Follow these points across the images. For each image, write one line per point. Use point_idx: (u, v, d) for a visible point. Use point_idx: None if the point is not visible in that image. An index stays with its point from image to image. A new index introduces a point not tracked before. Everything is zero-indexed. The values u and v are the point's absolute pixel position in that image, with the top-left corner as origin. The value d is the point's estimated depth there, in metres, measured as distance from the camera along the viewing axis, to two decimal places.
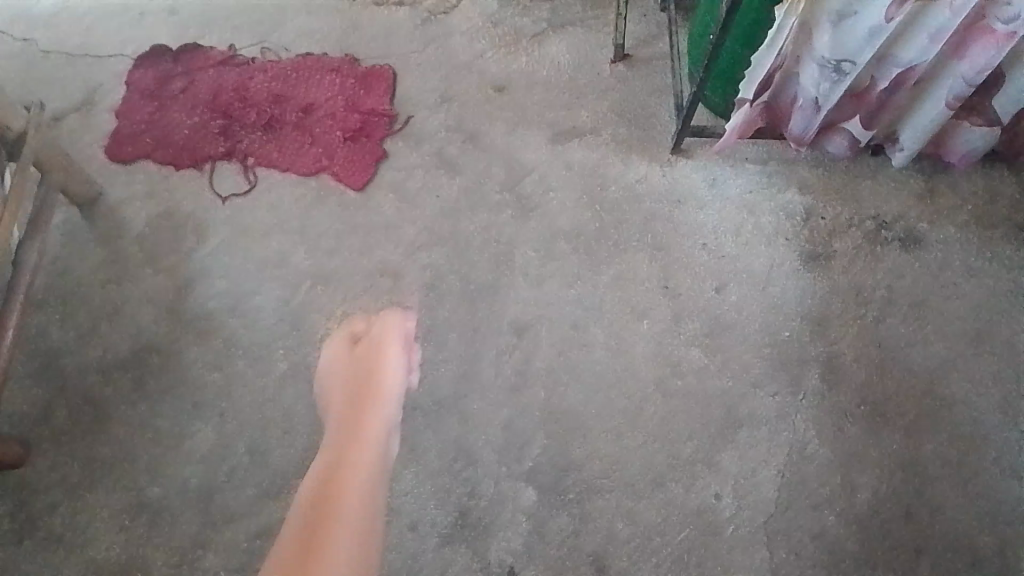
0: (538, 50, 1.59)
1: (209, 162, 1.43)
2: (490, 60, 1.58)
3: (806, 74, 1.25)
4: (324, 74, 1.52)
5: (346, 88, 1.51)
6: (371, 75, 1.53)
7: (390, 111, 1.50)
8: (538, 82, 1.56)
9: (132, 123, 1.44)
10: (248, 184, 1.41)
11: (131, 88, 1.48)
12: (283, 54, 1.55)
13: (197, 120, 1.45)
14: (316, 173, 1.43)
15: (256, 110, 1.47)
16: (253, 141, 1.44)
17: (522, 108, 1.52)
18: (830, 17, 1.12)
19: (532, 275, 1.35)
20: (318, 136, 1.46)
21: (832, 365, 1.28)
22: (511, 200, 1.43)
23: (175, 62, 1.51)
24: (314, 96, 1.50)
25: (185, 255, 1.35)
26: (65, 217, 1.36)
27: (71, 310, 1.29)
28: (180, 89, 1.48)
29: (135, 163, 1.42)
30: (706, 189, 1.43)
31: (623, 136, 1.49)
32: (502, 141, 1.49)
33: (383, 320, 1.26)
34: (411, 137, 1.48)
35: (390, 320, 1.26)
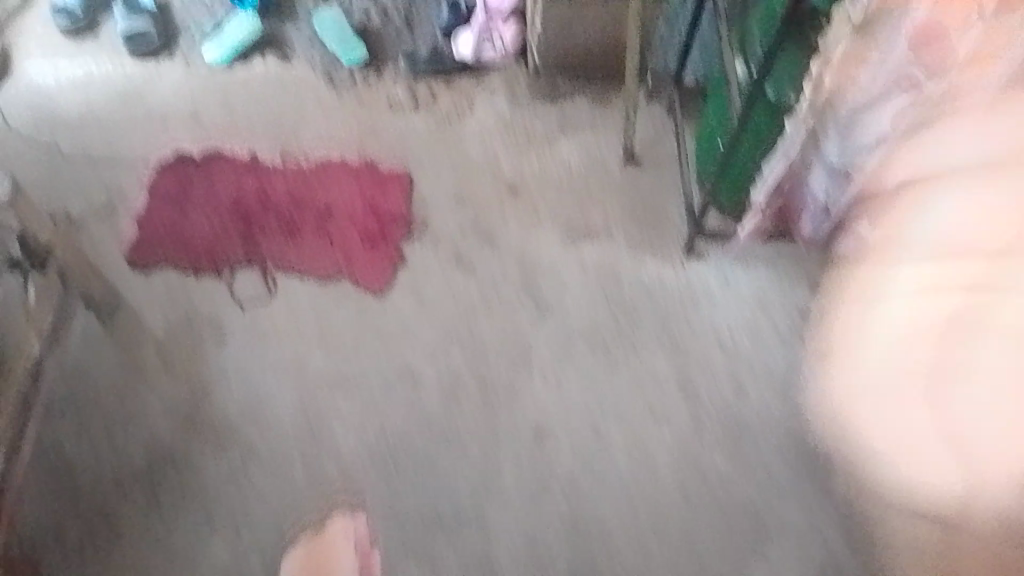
0: (550, 152, 1.63)
1: (229, 267, 1.45)
2: (503, 161, 1.62)
3: (816, 181, 1.29)
4: (343, 179, 1.57)
5: (365, 193, 1.55)
6: (389, 179, 1.57)
7: (407, 214, 1.53)
8: (550, 182, 1.59)
9: (153, 229, 1.47)
10: (267, 289, 1.43)
11: (152, 195, 1.51)
12: (304, 159, 1.59)
13: (218, 224, 1.48)
14: (335, 277, 1.45)
15: (276, 215, 1.50)
16: (273, 245, 1.47)
17: (536, 208, 1.55)
18: (838, 123, 1.18)
19: (550, 379, 1.36)
20: (338, 241, 1.49)
21: (852, 470, 1.28)
22: (526, 300, 1.44)
23: (197, 168, 1.55)
24: (334, 200, 1.54)
25: (203, 362, 1.36)
26: (85, 325, 1.38)
27: (86, 419, 1.29)
28: (201, 195, 1.51)
29: (155, 268, 1.44)
30: (719, 289, 1.45)
31: (634, 236, 1.51)
32: (517, 242, 1.51)
33: (341, 532, 1.23)
34: (428, 239, 1.51)
35: (353, 533, 1.23)
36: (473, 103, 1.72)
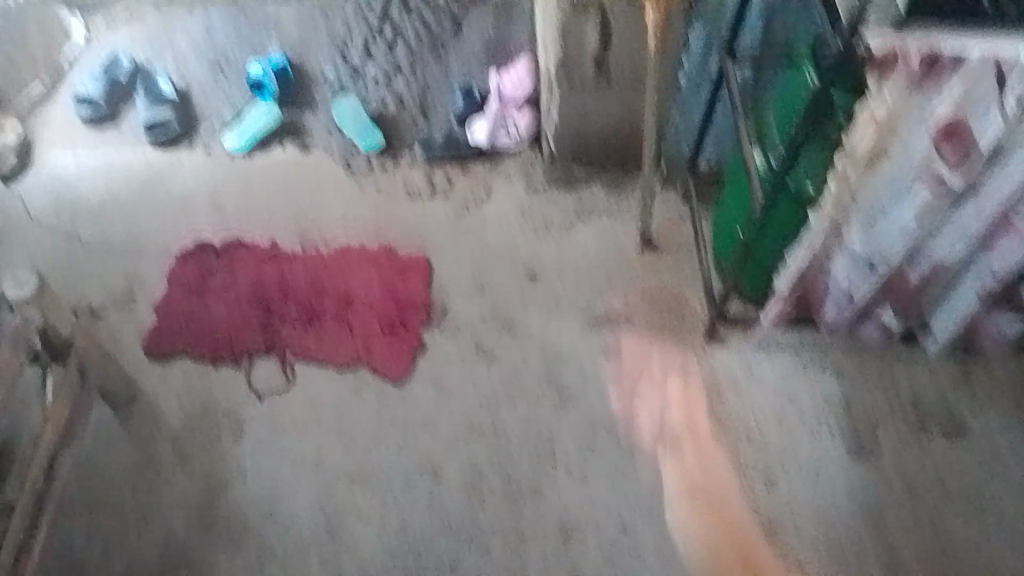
0: (568, 238, 1.65)
1: (247, 356, 1.44)
2: (522, 248, 1.62)
3: (839, 272, 1.28)
4: (362, 266, 1.56)
5: (383, 280, 1.54)
6: (408, 266, 1.57)
7: (426, 301, 1.52)
8: (569, 269, 1.59)
9: (171, 318, 1.47)
10: (286, 380, 1.42)
11: (172, 284, 1.52)
12: (323, 247, 1.60)
13: (237, 314, 1.48)
14: (354, 367, 1.44)
15: (295, 304, 1.50)
16: (292, 335, 1.46)
17: (555, 296, 1.55)
18: (861, 217, 1.17)
19: (574, 472, 1.33)
20: (356, 329, 1.48)
21: (892, 568, 1.24)
22: (548, 389, 1.42)
23: (218, 257, 1.56)
24: (353, 288, 1.53)
25: (219, 456, 1.33)
26: (100, 418, 1.35)
27: (99, 517, 1.26)
28: (221, 284, 1.52)
29: (172, 358, 1.43)
30: (744, 378, 1.43)
31: (656, 322, 1.50)
32: (538, 330, 1.50)
33: None
34: (448, 328, 1.50)
35: None
36: (490, 189, 1.74)
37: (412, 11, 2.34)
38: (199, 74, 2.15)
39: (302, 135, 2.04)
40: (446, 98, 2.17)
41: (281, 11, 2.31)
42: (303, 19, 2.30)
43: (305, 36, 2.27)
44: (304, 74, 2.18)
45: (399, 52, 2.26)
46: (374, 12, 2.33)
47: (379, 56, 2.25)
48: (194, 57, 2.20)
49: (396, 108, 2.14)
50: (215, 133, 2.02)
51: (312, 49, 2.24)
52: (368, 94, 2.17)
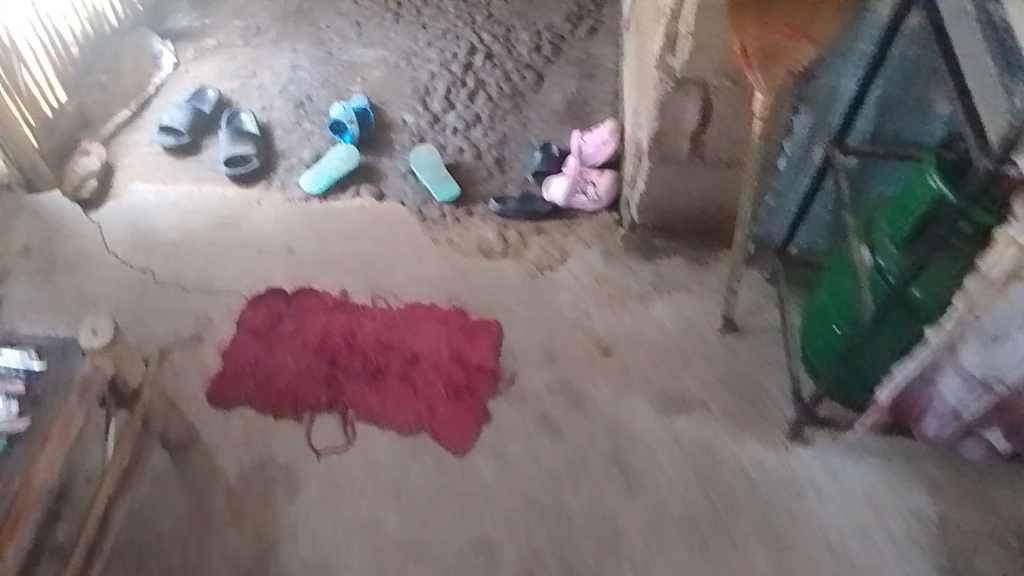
0: (644, 311, 1.56)
1: (309, 411, 1.40)
2: (596, 317, 1.55)
3: (947, 386, 1.19)
4: (432, 325, 1.52)
5: (453, 341, 1.49)
6: (478, 328, 1.52)
7: (495, 368, 1.46)
8: (641, 345, 1.50)
9: (238, 364, 1.44)
10: (345, 439, 1.37)
11: (241, 327, 1.50)
12: (394, 302, 1.57)
13: (303, 364, 1.44)
14: (416, 431, 1.38)
15: (362, 359, 1.46)
16: (356, 391, 1.42)
17: (629, 370, 1.47)
18: (981, 334, 1.08)
19: (640, 568, 1.25)
20: (422, 391, 1.42)
21: None
22: (616, 474, 1.34)
23: (289, 303, 1.53)
24: (421, 347, 1.48)
25: (272, 512, 1.28)
26: (156, 462, 1.33)
27: (146, 568, 1.22)
28: (289, 331, 1.49)
29: (235, 407, 1.40)
30: (828, 482, 1.33)
31: (735, 411, 1.41)
32: (609, 408, 1.42)
33: None
34: (514, 398, 1.43)
35: None
36: (566, 253, 1.69)
37: (495, 64, 2.35)
38: (282, 112, 2.17)
39: (377, 180, 2.03)
40: (523, 153, 2.14)
41: (367, 56, 2.35)
42: (388, 65, 2.33)
43: (387, 81, 2.28)
44: (384, 119, 2.18)
45: (479, 102, 2.25)
46: (457, 63, 2.34)
47: (460, 104, 2.24)
48: (278, 94, 2.22)
49: (473, 158, 2.12)
50: (293, 171, 2.02)
51: (394, 95, 2.25)
52: (446, 142, 2.15)
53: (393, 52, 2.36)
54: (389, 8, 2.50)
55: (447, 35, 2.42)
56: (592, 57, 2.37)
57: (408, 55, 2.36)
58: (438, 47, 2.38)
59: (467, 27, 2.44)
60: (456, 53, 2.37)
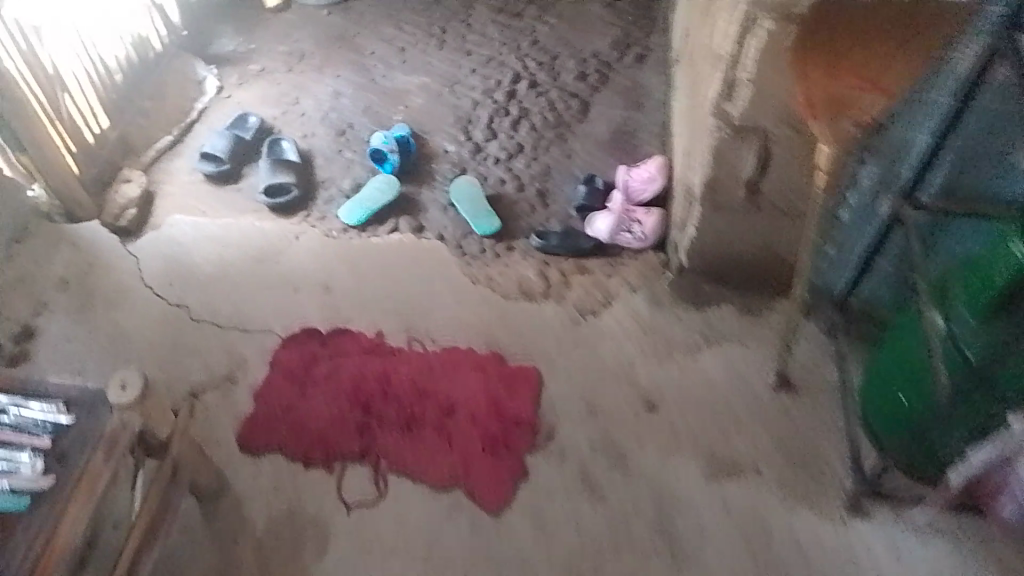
0: (692, 364, 1.50)
1: (341, 460, 1.35)
2: (640, 370, 1.49)
3: None
4: (469, 372, 1.46)
5: (490, 390, 1.43)
6: (517, 377, 1.46)
7: (533, 421, 1.40)
8: (691, 401, 1.44)
9: (269, 408, 1.40)
10: (376, 492, 1.32)
11: (275, 369, 1.46)
12: (430, 346, 1.52)
13: (335, 410, 1.40)
14: (449, 487, 1.32)
15: (396, 406, 1.41)
16: (388, 441, 1.37)
17: (675, 430, 1.40)
18: None
19: None
20: (457, 443, 1.36)
21: None
22: (660, 543, 1.27)
23: (324, 344, 1.49)
24: (456, 395, 1.43)
25: (301, 569, 1.24)
26: (185, 512, 1.29)
27: None
28: (323, 375, 1.44)
29: (265, 453, 1.36)
30: (889, 561, 1.24)
31: (788, 478, 1.34)
32: (653, 470, 1.35)
33: None
34: (553, 455, 1.37)
35: None
36: (609, 296, 1.63)
37: (539, 93, 2.30)
38: (323, 139, 2.15)
39: (417, 212, 1.99)
40: (566, 186, 2.08)
41: (409, 83, 2.32)
42: (431, 93, 2.30)
43: (430, 109, 2.25)
44: (426, 148, 2.15)
45: (522, 132, 2.20)
46: (500, 91, 2.30)
47: (502, 134, 2.20)
48: (320, 121, 2.20)
49: (514, 190, 2.07)
50: (332, 201, 1.99)
51: (436, 123, 2.22)
52: (488, 173, 2.10)
53: (436, 80, 2.33)
54: (433, 34, 2.48)
55: (491, 62, 2.38)
56: (639, 86, 2.31)
57: (451, 82, 2.33)
58: (481, 75, 2.35)
59: (512, 54, 2.40)
60: (499, 81, 2.33)
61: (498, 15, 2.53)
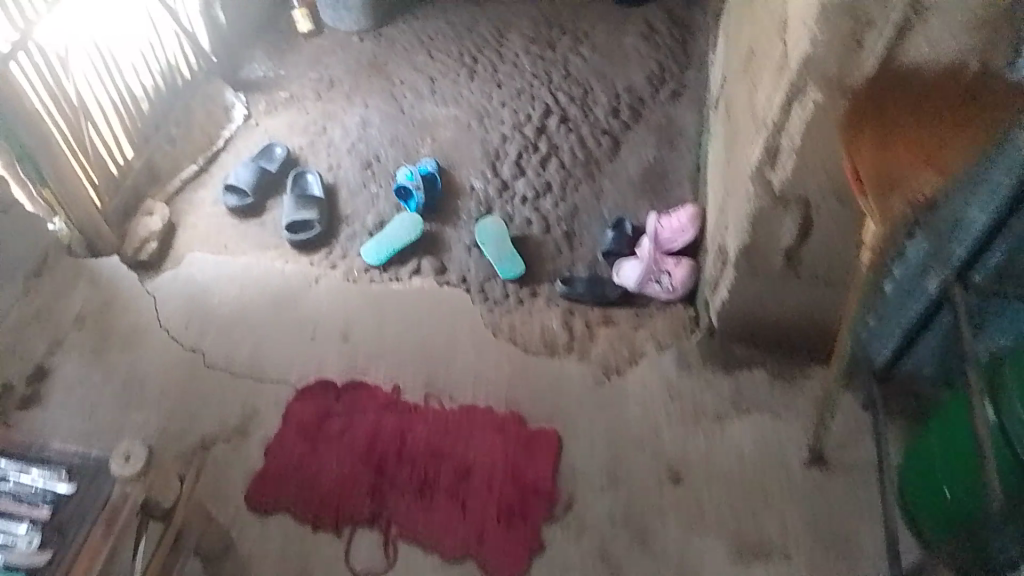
0: (721, 434, 1.43)
1: (350, 524, 1.31)
2: (666, 438, 1.42)
3: None
4: (487, 434, 1.41)
5: (508, 455, 1.38)
6: (537, 441, 1.40)
7: (552, 490, 1.35)
8: (718, 474, 1.37)
9: (280, 465, 1.36)
10: (386, 560, 1.27)
11: (287, 422, 1.42)
12: (448, 403, 1.47)
13: (348, 471, 1.35)
14: (462, 558, 1.27)
15: (410, 469, 1.36)
16: (401, 506, 1.32)
17: (700, 506, 1.33)
18: None
19: None
20: (472, 511, 1.31)
21: None
22: None
23: (339, 398, 1.45)
24: (473, 459, 1.38)
25: None
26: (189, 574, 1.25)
27: None
28: (337, 431, 1.40)
29: (274, 513, 1.32)
30: None
31: (819, 566, 1.26)
32: (676, 549, 1.29)
33: None
34: (572, 528, 1.31)
35: None
36: (636, 355, 1.56)
37: (570, 129, 2.25)
38: (349, 171, 2.12)
39: (440, 252, 1.94)
40: (595, 228, 2.02)
41: (438, 114, 2.27)
42: (459, 125, 2.24)
43: (458, 142, 2.20)
44: (452, 184, 2.10)
45: (551, 170, 2.15)
46: (530, 126, 2.25)
47: (531, 171, 2.15)
48: (347, 152, 2.16)
49: (541, 231, 2.01)
50: (355, 239, 1.95)
51: (463, 157, 2.16)
52: (515, 212, 2.05)
53: (466, 111, 2.28)
54: (465, 63, 2.43)
55: (522, 95, 2.33)
56: (673, 124, 2.24)
57: (480, 114, 2.27)
58: (512, 108, 2.30)
59: (544, 87, 2.35)
60: (530, 115, 2.28)
61: (531, 45, 2.48)
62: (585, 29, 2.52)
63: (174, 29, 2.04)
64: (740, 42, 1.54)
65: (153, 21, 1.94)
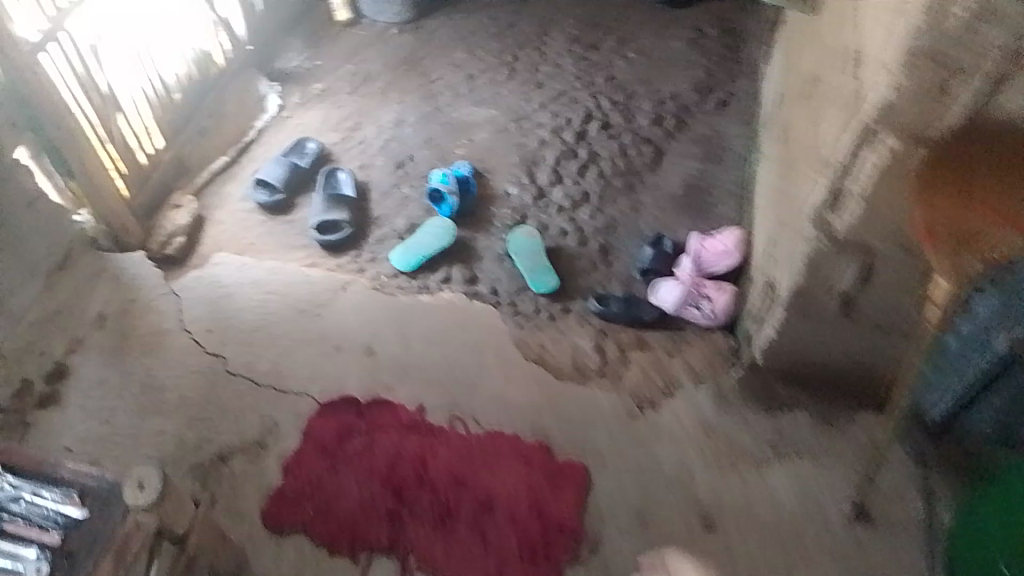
0: (757, 479, 1.36)
1: (367, 551, 1.26)
2: (698, 479, 1.37)
3: None
4: (512, 463, 1.35)
5: (533, 487, 1.33)
6: (563, 474, 1.35)
7: (578, 528, 1.29)
8: (752, 522, 1.31)
9: (298, 483, 1.32)
10: None
11: (307, 439, 1.37)
12: (473, 427, 1.41)
13: (367, 494, 1.31)
14: None
15: (431, 496, 1.31)
16: (420, 534, 1.27)
17: (732, 556, 1.27)
18: None
19: None
20: (493, 545, 1.26)
21: None
22: None
23: (361, 416, 1.40)
24: (496, 489, 1.32)
25: None
26: None
27: None
28: (358, 451, 1.36)
29: (291, 534, 1.27)
30: None
31: None
32: None
33: None
34: (596, 570, 1.26)
35: None
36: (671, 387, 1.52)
37: (611, 136, 2.17)
38: (381, 171, 2.07)
39: (470, 261, 1.88)
40: (632, 243, 1.95)
41: (475, 115, 2.22)
42: (497, 127, 2.19)
43: (493, 146, 2.15)
44: (486, 189, 2.04)
45: (589, 179, 2.08)
46: (570, 131, 2.17)
47: (568, 179, 2.08)
48: (379, 151, 2.12)
49: (576, 244, 1.94)
50: (384, 242, 1.90)
51: (498, 161, 2.11)
52: (549, 222, 1.98)
53: (503, 113, 2.22)
54: (505, 61, 2.36)
55: (562, 98, 2.25)
56: (718, 136, 2.15)
57: (518, 117, 2.21)
58: (551, 111, 2.22)
59: (585, 90, 2.27)
60: (570, 119, 2.20)
61: (574, 44, 2.40)
62: (631, 30, 2.44)
63: (211, 18, 2.00)
64: (800, 64, 1.47)
65: (190, 9, 1.90)
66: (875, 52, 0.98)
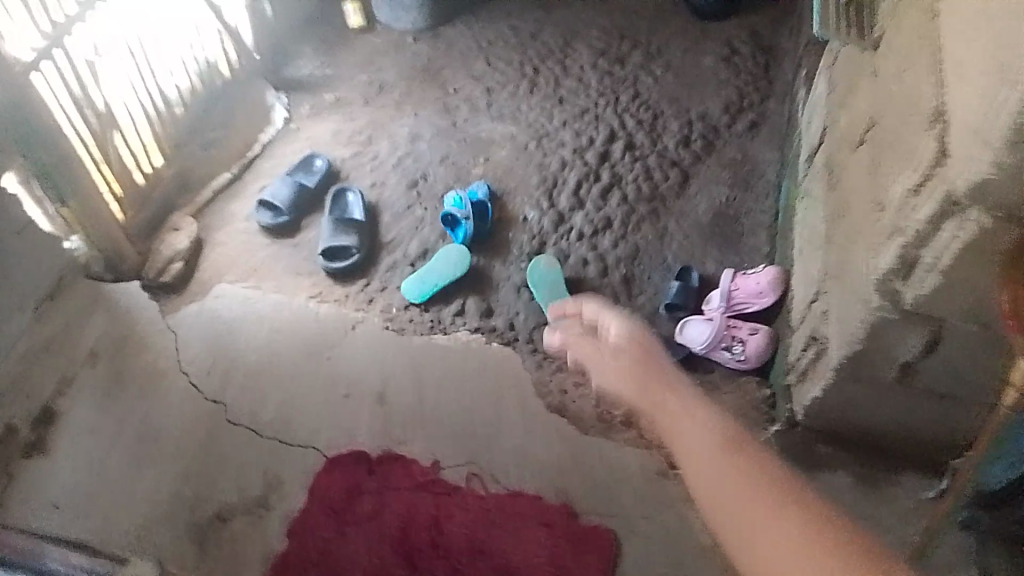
0: None
1: None
2: None
3: None
4: (533, 527, 1.25)
5: (556, 556, 1.22)
6: (588, 541, 1.25)
7: None
8: None
9: (303, 548, 1.22)
10: None
11: (313, 498, 1.28)
12: (492, 486, 1.31)
13: (377, 561, 1.20)
14: None
15: (446, 564, 1.20)
16: None
17: None
18: None
19: None
20: None
21: None
22: None
23: (371, 473, 1.31)
24: (517, 557, 1.22)
25: None
26: None
27: None
28: (368, 513, 1.26)
29: None
30: None
31: None
32: None
33: None
34: None
35: None
36: None
37: (636, 158, 2.08)
38: (393, 191, 1.96)
39: (487, 292, 1.77)
40: (657, 275, 1.85)
41: (494, 132, 2.12)
42: (516, 145, 2.09)
43: (512, 165, 2.04)
44: (504, 213, 1.94)
45: (612, 203, 1.98)
46: (592, 151, 2.08)
47: (590, 203, 1.97)
48: (392, 169, 2.01)
49: (597, 274, 1.84)
50: (395, 269, 1.79)
51: (517, 182, 2.01)
52: (570, 249, 1.88)
53: (523, 130, 2.13)
54: (525, 74, 2.27)
55: (585, 116, 2.17)
56: (749, 160, 2.06)
57: (539, 135, 2.12)
58: (573, 129, 2.13)
59: (609, 108, 2.19)
60: (592, 139, 2.11)
61: (599, 59, 2.32)
62: (659, 45, 2.35)
63: (218, 27, 1.87)
64: (852, 100, 1.37)
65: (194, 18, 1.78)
66: (963, 116, 0.89)
